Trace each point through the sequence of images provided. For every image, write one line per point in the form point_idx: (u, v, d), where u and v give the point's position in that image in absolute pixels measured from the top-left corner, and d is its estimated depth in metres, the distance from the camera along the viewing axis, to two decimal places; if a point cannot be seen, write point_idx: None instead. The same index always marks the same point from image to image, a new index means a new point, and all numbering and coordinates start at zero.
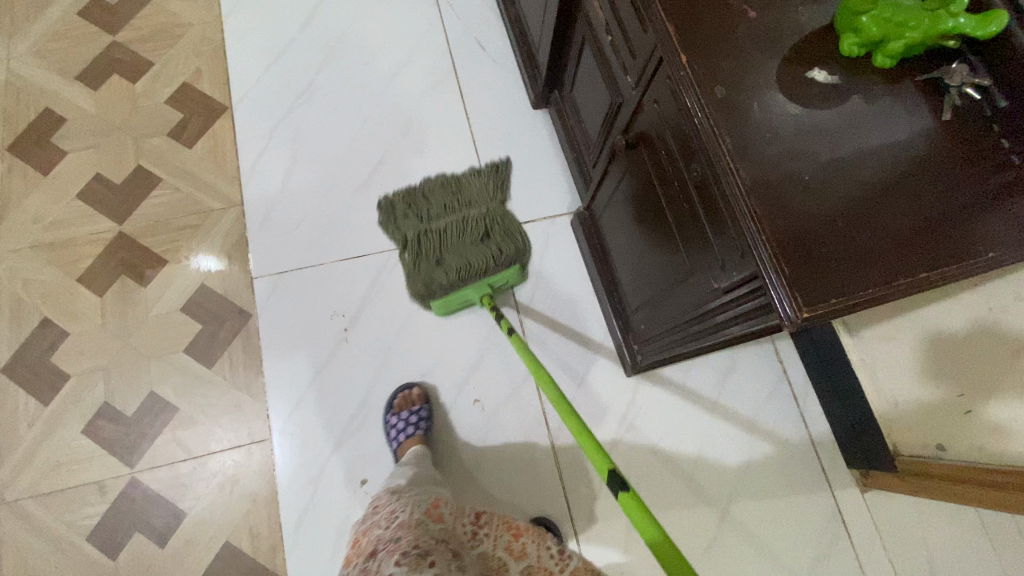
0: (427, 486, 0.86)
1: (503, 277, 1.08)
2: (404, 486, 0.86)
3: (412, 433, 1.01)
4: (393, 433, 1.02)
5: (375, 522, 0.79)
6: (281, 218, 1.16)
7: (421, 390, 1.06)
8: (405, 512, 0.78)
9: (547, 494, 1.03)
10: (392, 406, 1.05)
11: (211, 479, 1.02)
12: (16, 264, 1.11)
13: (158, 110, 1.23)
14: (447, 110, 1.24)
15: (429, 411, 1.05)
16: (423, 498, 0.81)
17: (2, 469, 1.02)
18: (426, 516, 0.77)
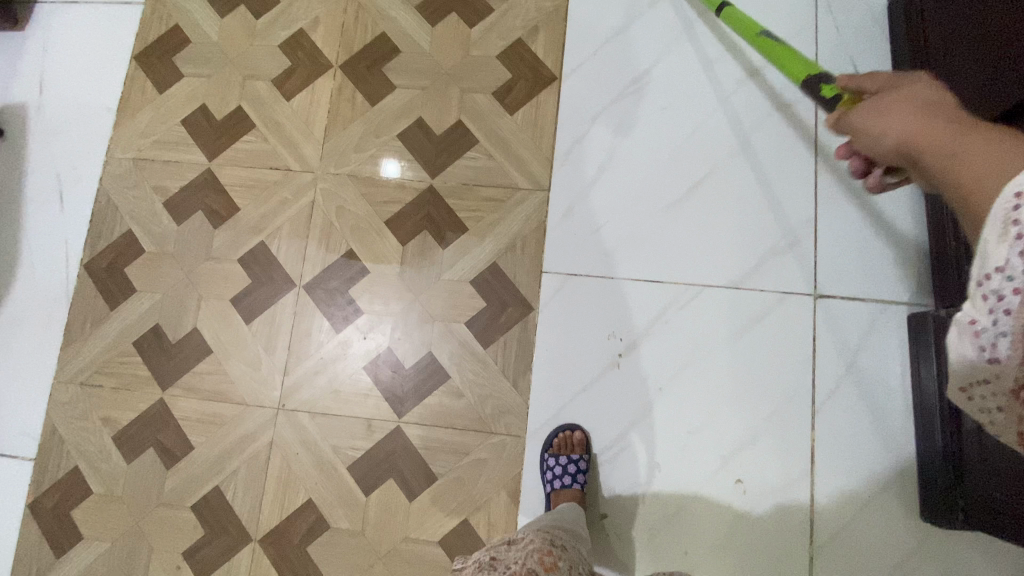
0: (545, 536, 0.81)
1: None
2: (522, 535, 0.84)
3: (568, 484, 0.97)
4: (549, 475, 0.98)
5: (488, 563, 0.77)
6: (584, 213, 1.10)
7: (583, 436, 1.01)
8: (516, 560, 0.75)
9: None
10: (550, 445, 1.01)
11: (464, 456, 1.05)
12: (333, 189, 1.15)
13: (487, 63, 1.17)
14: (795, 145, 1.08)
15: (588, 462, 1.00)
16: (539, 546, 0.77)
17: (289, 377, 1.10)
18: (539, 565, 0.72)
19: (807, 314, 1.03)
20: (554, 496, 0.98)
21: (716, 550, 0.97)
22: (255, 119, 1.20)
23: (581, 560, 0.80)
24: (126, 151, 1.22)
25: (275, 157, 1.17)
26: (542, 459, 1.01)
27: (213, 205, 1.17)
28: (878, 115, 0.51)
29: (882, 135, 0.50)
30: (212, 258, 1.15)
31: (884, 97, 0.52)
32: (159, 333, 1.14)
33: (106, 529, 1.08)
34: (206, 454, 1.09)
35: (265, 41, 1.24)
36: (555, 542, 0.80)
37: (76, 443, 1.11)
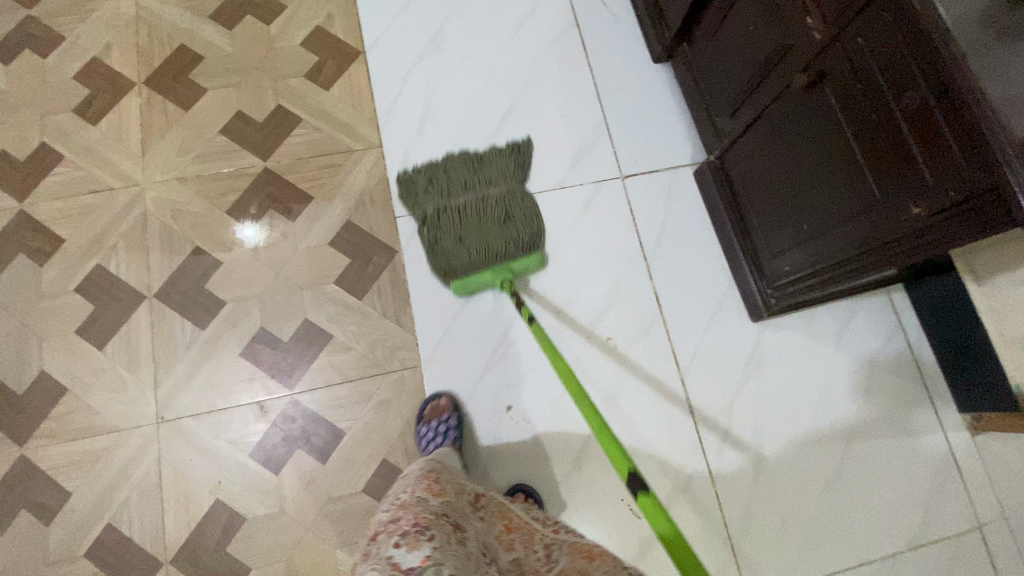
0: (428, 470, 0.80)
1: (521, 267, 1.11)
2: (402, 474, 0.81)
3: (442, 442, 1.00)
4: (424, 443, 1.02)
5: (374, 508, 0.74)
6: (417, 159, 1.20)
7: (448, 400, 1.06)
8: (403, 495, 0.72)
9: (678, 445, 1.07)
10: (421, 416, 1.05)
11: (366, 403, 1.07)
12: (166, 195, 1.14)
13: (293, 52, 1.25)
14: (573, 64, 1.28)
15: (459, 419, 1.04)
16: (423, 477, 0.77)
17: (162, 387, 1.05)
18: (426, 494, 0.71)
19: (622, 190, 1.19)
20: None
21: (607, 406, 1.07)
22: (64, 151, 1.16)
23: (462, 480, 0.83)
24: None
25: (94, 181, 1.14)
26: (416, 431, 1.05)
27: (34, 243, 1.11)
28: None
29: None
30: (44, 295, 1.08)
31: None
32: (1, 389, 1.04)
33: None
34: (87, 496, 1.00)
35: (58, 76, 1.22)
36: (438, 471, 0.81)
37: None
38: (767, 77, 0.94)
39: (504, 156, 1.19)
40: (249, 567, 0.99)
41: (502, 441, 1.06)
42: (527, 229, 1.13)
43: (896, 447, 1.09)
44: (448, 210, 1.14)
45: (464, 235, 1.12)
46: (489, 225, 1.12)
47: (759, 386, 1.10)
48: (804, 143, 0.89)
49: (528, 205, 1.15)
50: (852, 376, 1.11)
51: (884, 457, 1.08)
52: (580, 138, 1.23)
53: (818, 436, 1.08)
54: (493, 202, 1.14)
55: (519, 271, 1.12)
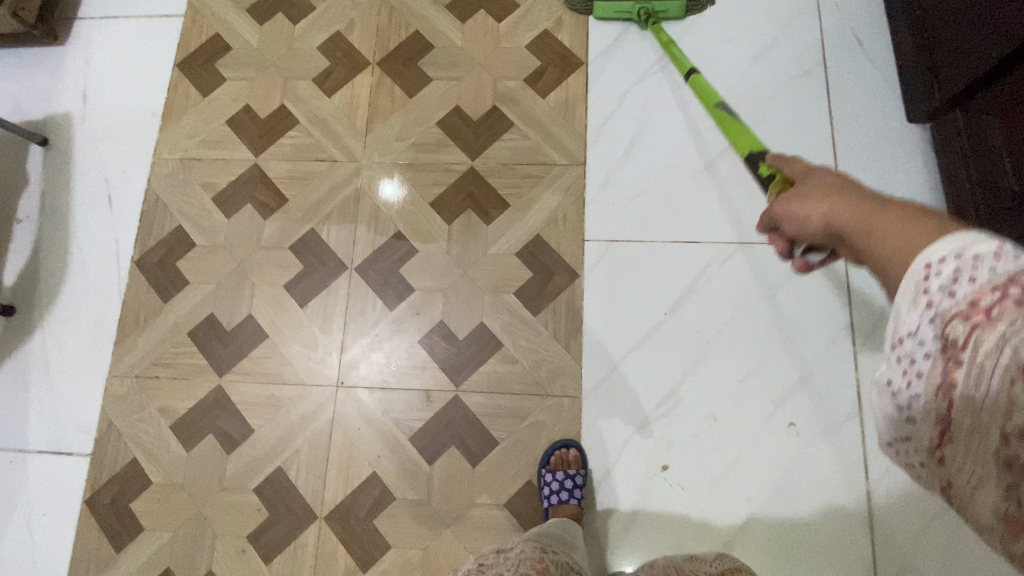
0: (534, 546, 0.83)
1: (663, 5, 1.22)
2: (512, 546, 0.85)
3: (564, 500, 0.97)
4: (545, 491, 0.99)
5: (477, 568, 0.79)
6: (622, 182, 1.17)
7: (577, 454, 1.02)
8: (509, 568, 0.76)
9: (845, 560, 0.96)
10: (546, 463, 1.02)
11: (523, 420, 1.07)
12: (378, 175, 1.20)
13: (517, 54, 1.25)
14: (808, 111, 1.17)
15: (584, 477, 1.00)
16: (531, 556, 0.79)
17: (347, 355, 1.13)
18: (532, 570, 0.74)
19: (841, 262, 1.09)
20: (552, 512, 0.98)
21: (777, 491, 1.00)
22: (298, 116, 1.26)
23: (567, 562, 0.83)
24: (172, 152, 1.27)
25: (319, 149, 1.23)
26: (539, 474, 1.02)
27: (262, 198, 1.22)
28: (803, 204, 0.62)
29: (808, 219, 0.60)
30: (263, 247, 1.19)
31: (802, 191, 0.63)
32: (214, 322, 1.16)
33: (168, 518, 1.08)
34: (266, 437, 1.10)
35: (303, 44, 1.31)
36: (545, 551, 0.82)
37: (134, 436, 1.13)
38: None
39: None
40: (390, 545, 1.04)
41: (651, 502, 1.00)
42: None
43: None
44: None
45: None
46: None
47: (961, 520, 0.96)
48: None
49: None
50: None
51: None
52: None
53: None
54: None
55: (659, 13, 1.23)
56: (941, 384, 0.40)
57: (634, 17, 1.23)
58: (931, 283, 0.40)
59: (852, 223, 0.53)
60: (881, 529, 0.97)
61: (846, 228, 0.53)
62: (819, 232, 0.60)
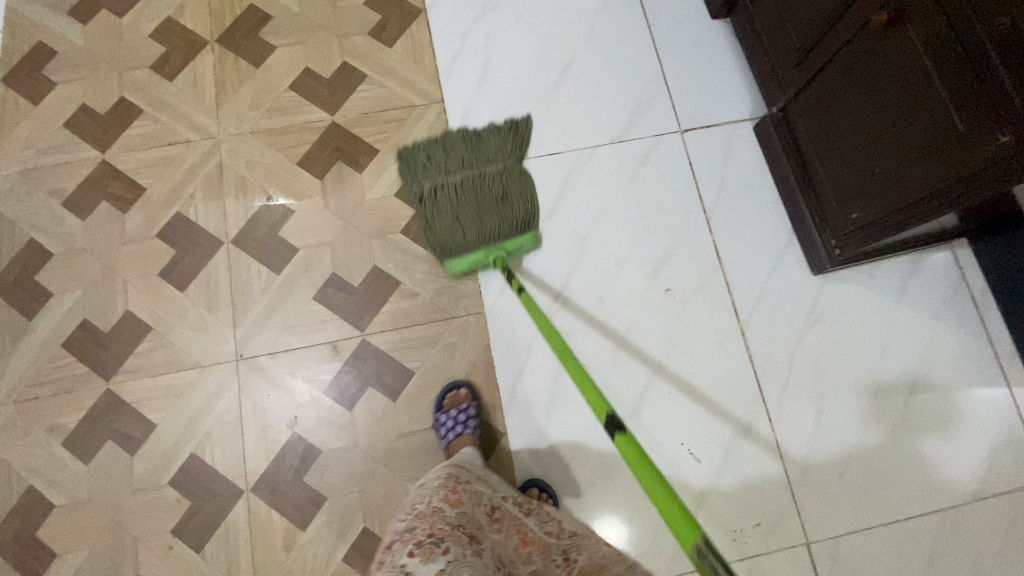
0: (451, 472, 0.87)
1: (514, 244, 1.11)
2: (429, 476, 0.89)
3: (459, 434, 1.01)
4: (442, 430, 1.02)
5: (400, 509, 0.83)
6: (479, 113, 1.23)
7: (468, 391, 1.06)
8: (424, 501, 0.80)
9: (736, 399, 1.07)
10: (441, 405, 1.06)
11: (433, 345, 1.11)
12: (240, 147, 1.19)
13: (357, 11, 1.29)
14: (630, 21, 1.29)
15: (478, 411, 1.05)
16: (443, 484, 0.83)
17: (241, 327, 1.10)
18: (444, 502, 0.78)
19: (681, 143, 1.21)
20: (450, 449, 1.02)
21: (670, 350, 1.09)
22: (142, 105, 1.22)
23: (487, 487, 0.89)
24: (10, 166, 1.20)
25: (171, 134, 1.20)
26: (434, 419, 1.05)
27: (117, 192, 1.16)
28: None
29: None
30: (128, 241, 1.13)
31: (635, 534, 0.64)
32: (89, 327, 1.10)
33: (79, 538, 1.01)
34: (171, 428, 1.06)
35: (134, 35, 1.27)
36: (464, 480, 0.86)
37: (22, 463, 1.04)
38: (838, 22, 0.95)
39: (499, 136, 1.20)
40: (325, 498, 1.03)
41: (563, 388, 1.08)
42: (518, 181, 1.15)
43: (936, 419, 1.07)
44: (443, 189, 1.15)
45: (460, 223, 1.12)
46: (484, 186, 1.15)
47: (819, 336, 1.11)
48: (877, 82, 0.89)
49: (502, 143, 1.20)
50: (898, 388, 1.09)
51: (923, 428, 1.07)
52: (639, 95, 1.24)
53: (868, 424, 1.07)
54: (487, 181, 1.16)
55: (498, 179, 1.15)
56: None
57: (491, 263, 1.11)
58: None
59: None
60: (761, 364, 1.09)
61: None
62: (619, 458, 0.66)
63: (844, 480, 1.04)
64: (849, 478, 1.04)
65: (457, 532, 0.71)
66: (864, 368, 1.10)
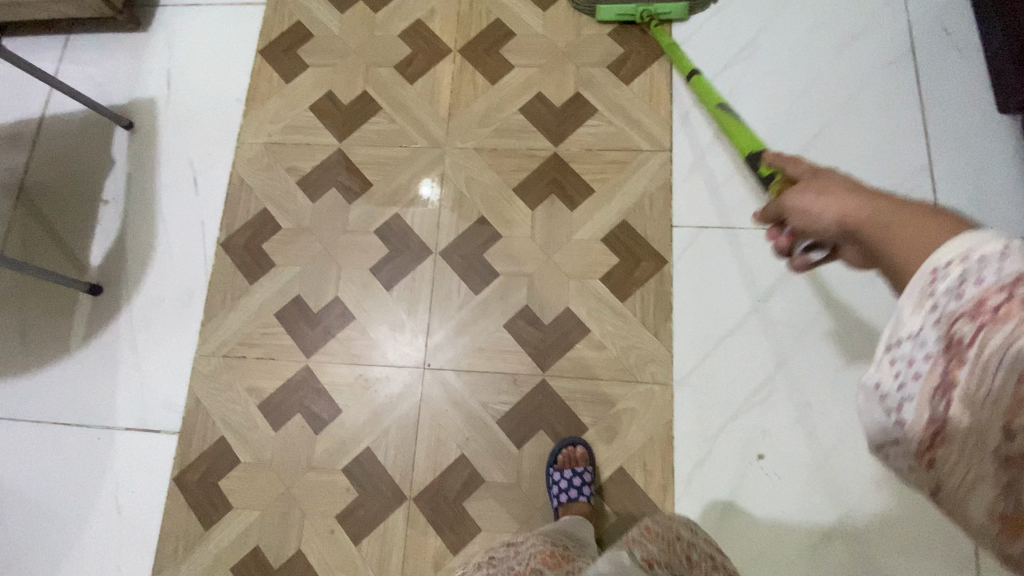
0: (546, 538, 0.87)
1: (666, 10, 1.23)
2: (523, 541, 0.88)
3: (574, 497, 0.98)
4: (555, 490, 0.99)
5: (496, 569, 0.82)
6: (707, 170, 1.16)
7: (585, 451, 1.03)
8: (522, 562, 0.80)
9: (944, 557, 0.93)
10: (554, 462, 1.03)
11: (612, 405, 1.06)
12: (463, 161, 1.21)
13: (600, 41, 1.26)
14: (899, 99, 1.16)
15: (593, 474, 1.01)
16: (542, 548, 0.83)
17: (434, 338, 1.14)
18: (544, 565, 0.78)
19: None
20: (563, 511, 0.99)
21: (880, 483, 0.98)
22: (381, 102, 1.27)
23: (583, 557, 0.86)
24: (257, 137, 1.28)
25: (402, 135, 1.24)
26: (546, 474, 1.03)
27: (345, 182, 1.23)
28: (812, 196, 0.58)
29: (821, 215, 0.56)
30: (347, 231, 1.20)
31: (813, 187, 0.59)
32: (301, 303, 1.17)
33: (255, 497, 1.09)
34: (355, 417, 1.12)
35: (385, 32, 1.32)
36: (560, 546, 0.85)
37: (221, 415, 1.14)
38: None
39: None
40: (479, 529, 1.03)
41: (748, 491, 0.99)
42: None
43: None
44: None
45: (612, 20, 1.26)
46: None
47: None
48: None
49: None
50: None
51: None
52: (892, 185, 1.12)
53: None
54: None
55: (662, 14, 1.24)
56: (942, 385, 0.39)
57: (637, 20, 1.25)
58: (941, 284, 0.39)
59: (866, 222, 0.50)
60: None
61: (856, 218, 0.52)
62: (834, 232, 0.56)
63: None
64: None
65: None
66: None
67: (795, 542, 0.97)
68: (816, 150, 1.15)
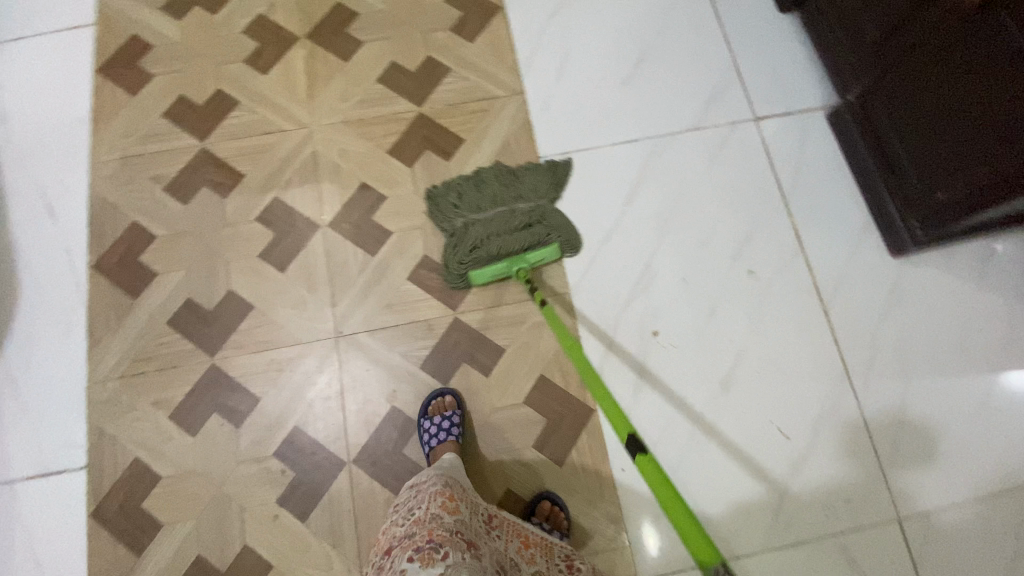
0: (445, 478, 0.90)
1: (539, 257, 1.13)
2: (425, 480, 0.92)
3: (443, 439, 1.02)
4: (426, 437, 1.04)
5: (398, 515, 0.88)
6: (558, 102, 1.28)
7: (452, 398, 1.08)
8: (421, 507, 0.85)
9: (815, 373, 1.10)
10: (425, 413, 1.07)
11: (522, 324, 1.13)
12: (332, 136, 1.25)
13: (439, 7, 1.35)
14: (702, 17, 1.35)
15: (461, 416, 1.06)
16: (439, 490, 0.87)
17: (340, 306, 1.15)
18: (442, 511, 0.82)
19: (757, 131, 1.26)
20: (433, 455, 1.02)
21: (758, 329, 1.13)
22: (237, 96, 1.27)
23: (480, 499, 0.93)
24: (111, 153, 1.24)
25: (266, 123, 1.25)
26: (418, 426, 1.06)
27: (216, 178, 1.21)
28: None
29: None
30: (229, 224, 1.19)
31: None
32: (194, 305, 1.14)
33: (186, 508, 1.04)
34: (275, 401, 1.10)
35: (227, 30, 1.33)
36: (459, 487, 0.91)
37: (129, 436, 1.08)
38: (912, 19, 1.01)
39: (537, 172, 1.22)
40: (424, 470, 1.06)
41: (653, 364, 1.10)
42: (547, 237, 1.15)
43: (990, 423, 1.08)
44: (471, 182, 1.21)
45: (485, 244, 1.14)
46: (513, 217, 1.16)
47: (902, 318, 1.14)
48: (964, 65, 0.93)
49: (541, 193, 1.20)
50: (962, 382, 1.11)
51: (975, 430, 1.08)
52: (712, 85, 1.29)
53: (925, 418, 1.09)
54: (519, 214, 1.17)
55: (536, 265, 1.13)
56: None
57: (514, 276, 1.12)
58: None
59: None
60: (843, 341, 1.12)
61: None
62: None
63: (892, 460, 1.06)
64: (897, 460, 1.06)
65: (451, 538, 0.77)
66: (936, 362, 1.11)
67: (700, 396, 1.09)
68: (644, 69, 1.31)
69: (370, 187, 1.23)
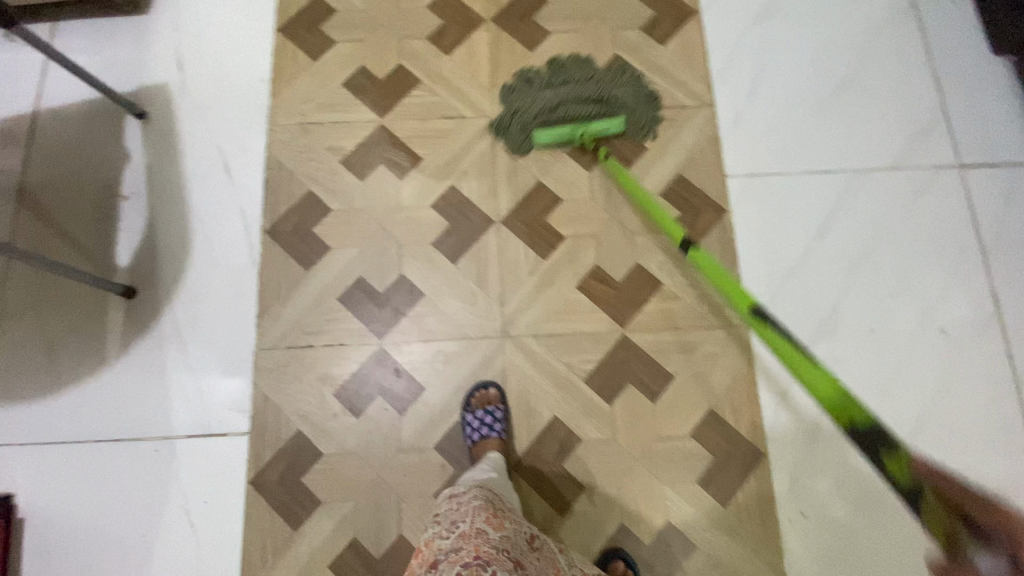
0: (485, 491, 0.86)
1: (605, 125, 1.18)
2: (462, 492, 0.88)
3: (487, 435, 1.02)
4: (469, 430, 1.04)
5: (435, 525, 0.82)
6: (750, 122, 1.22)
7: (496, 391, 1.07)
8: (465, 521, 0.79)
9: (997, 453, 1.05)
10: (467, 405, 1.07)
11: (695, 353, 1.09)
12: (512, 129, 1.21)
13: (632, 5, 1.29)
14: (906, 47, 1.26)
15: (504, 411, 1.05)
16: (482, 505, 0.82)
17: (508, 306, 1.13)
18: (486, 524, 0.77)
19: (960, 180, 1.18)
20: (477, 449, 1.02)
21: (942, 394, 1.07)
22: (418, 75, 1.24)
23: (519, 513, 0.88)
24: (290, 118, 1.22)
25: (447, 107, 1.22)
26: (462, 417, 1.07)
27: (394, 157, 1.19)
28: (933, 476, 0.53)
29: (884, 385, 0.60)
30: (403, 207, 1.17)
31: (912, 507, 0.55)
32: (365, 285, 1.14)
33: (344, 487, 1.05)
34: (438, 394, 1.09)
35: (411, 3, 1.29)
36: (494, 499, 0.86)
37: (293, 407, 1.08)
38: None
39: (620, 77, 1.23)
40: (584, 488, 1.03)
41: None
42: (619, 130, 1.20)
43: None
44: (548, 86, 1.22)
45: (555, 109, 1.20)
46: (583, 87, 1.21)
47: None
48: None
49: (619, 81, 1.23)
50: None
51: None
52: (913, 122, 1.21)
53: None
54: (591, 81, 1.22)
55: (598, 131, 1.18)
56: None
57: (575, 139, 1.18)
58: None
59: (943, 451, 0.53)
60: None
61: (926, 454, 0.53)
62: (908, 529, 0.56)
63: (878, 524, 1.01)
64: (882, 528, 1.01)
65: (502, 557, 0.72)
66: None
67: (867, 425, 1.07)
68: (842, 96, 1.24)
69: (547, 186, 1.19)
